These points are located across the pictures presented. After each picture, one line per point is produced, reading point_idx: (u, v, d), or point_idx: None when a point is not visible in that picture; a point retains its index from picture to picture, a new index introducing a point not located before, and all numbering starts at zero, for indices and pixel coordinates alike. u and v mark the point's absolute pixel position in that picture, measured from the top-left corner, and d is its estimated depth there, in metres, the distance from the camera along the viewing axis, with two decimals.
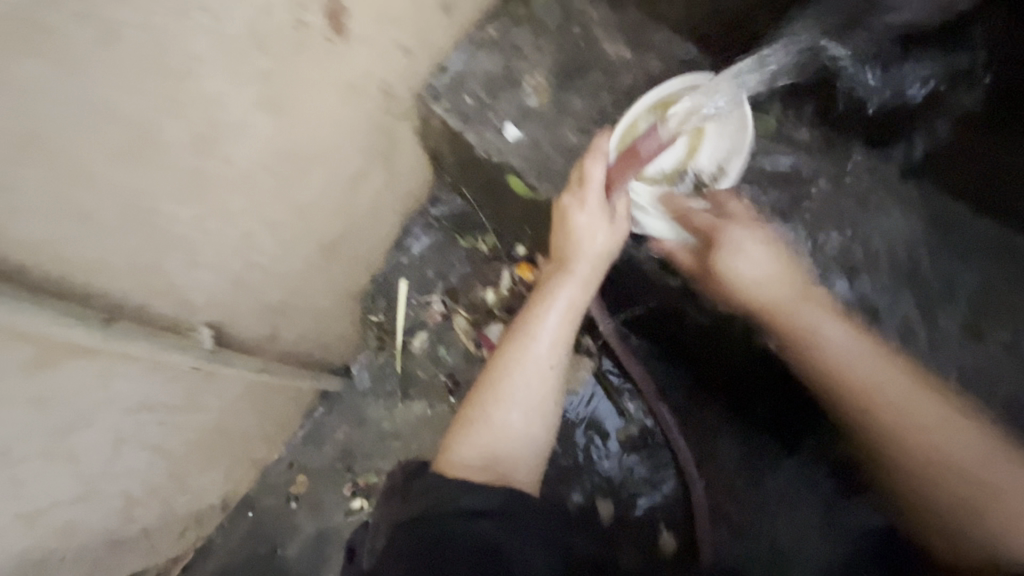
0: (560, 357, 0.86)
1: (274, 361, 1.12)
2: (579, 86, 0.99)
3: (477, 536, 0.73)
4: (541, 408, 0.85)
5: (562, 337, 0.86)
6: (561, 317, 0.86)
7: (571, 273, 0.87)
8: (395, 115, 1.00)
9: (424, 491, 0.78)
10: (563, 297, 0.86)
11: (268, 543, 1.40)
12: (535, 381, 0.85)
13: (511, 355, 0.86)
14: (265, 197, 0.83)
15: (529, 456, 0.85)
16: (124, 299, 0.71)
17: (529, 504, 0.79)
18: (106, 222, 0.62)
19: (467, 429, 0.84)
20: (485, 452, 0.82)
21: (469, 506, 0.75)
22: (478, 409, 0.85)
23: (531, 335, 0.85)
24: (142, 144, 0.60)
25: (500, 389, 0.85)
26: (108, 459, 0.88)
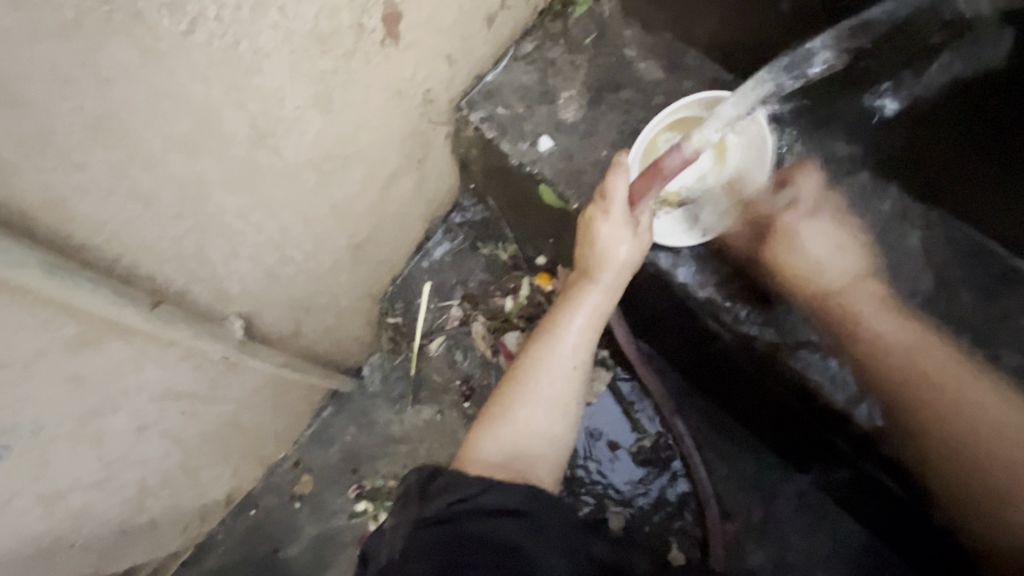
0: (584, 360, 0.87)
1: (293, 357, 1.12)
2: (612, 102, 1.02)
3: (501, 535, 0.74)
4: (565, 409, 0.86)
5: (586, 343, 0.87)
6: (586, 323, 0.87)
7: (595, 282, 0.86)
8: (431, 120, 1.02)
9: (447, 488, 0.78)
10: (588, 304, 0.87)
11: (268, 543, 1.38)
12: (560, 383, 0.86)
13: (536, 357, 0.87)
14: (306, 192, 0.85)
15: (549, 458, 0.85)
16: (167, 283, 0.72)
17: (549, 502, 0.79)
18: (162, 204, 0.64)
19: (488, 429, 0.85)
20: (509, 453, 0.83)
21: (493, 505, 0.76)
22: (503, 410, 0.85)
23: (557, 338, 0.86)
24: (204, 132, 0.63)
25: (525, 391, 0.85)
26: (129, 446, 0.87)
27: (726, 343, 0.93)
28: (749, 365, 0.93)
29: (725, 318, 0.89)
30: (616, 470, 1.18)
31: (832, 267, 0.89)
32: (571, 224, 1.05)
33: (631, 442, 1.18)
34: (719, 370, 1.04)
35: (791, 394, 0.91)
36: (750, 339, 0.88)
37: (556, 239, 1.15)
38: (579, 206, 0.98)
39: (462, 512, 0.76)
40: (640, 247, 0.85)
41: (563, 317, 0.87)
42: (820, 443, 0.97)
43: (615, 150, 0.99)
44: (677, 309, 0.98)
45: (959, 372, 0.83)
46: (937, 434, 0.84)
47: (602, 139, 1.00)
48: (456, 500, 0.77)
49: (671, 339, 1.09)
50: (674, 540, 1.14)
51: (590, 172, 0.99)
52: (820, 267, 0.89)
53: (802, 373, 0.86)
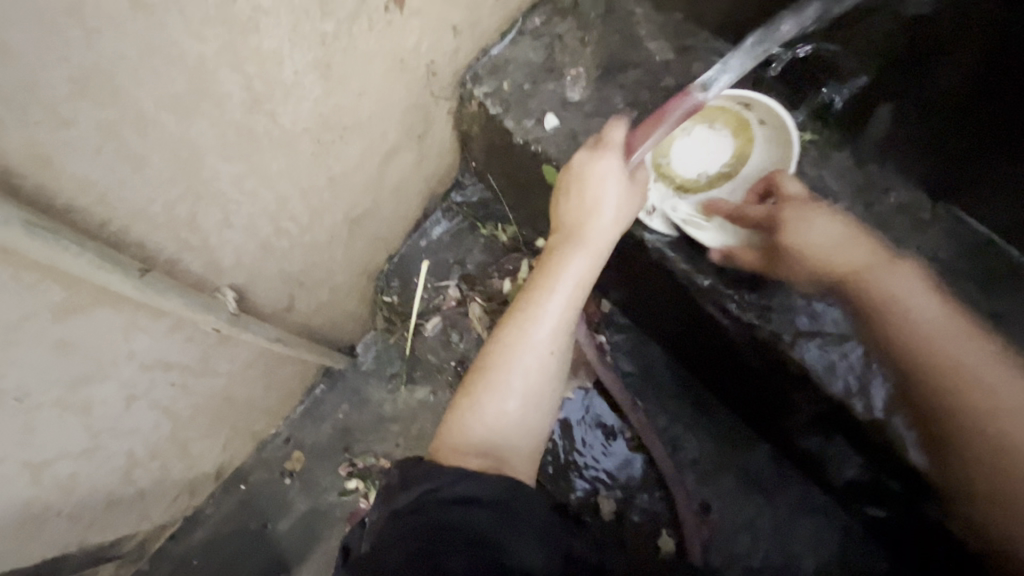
0: (559, 342, 0.85)
1: (286, 332, 1.11)
2: (620, 81, 0.99)
3: (472, 524, 0.72)
4: (541, 397, 0.85)
5: (563, 318, 0.84)
6: (564, 299, 0.84)
7: (577, 243, 0.83)
8: (434, 93, 1.00)
9: (421, 478, 0.77)
10: (567, 276, 0.84)
11: (259, 518, 1.38)
12: (534, 367, 0.84)
13: (509, 336, 0.84)
14: (303, 162, 0.83)
15: (527, 435, 0.84)
16: (157, 252, 0.70)
17: (516, 492, 0.77)
18: (155, 168, 0.62)
19: (465, 397, 0.84)
20: (480, 442, 0.81)
21: (466, 494, 0.74)
22: (474, 397, 0.83)
23: (532, 317, 0.84)
24: (199, 92, 0.60)
25: (497, 377, 0.84)
26: (118, 416, 0.86)
27: (726, 328, 0.91)
28: (748, 354, 0.93)
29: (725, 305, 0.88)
30: (608, 456, 1.18)
31: (840, 249, 0.80)
32: None
33: (626, 427, 1.18)
34: (718, 360, 1.03)
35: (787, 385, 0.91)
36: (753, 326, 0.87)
37: None
38: None
39: (435, 501, 0.74)
40: (623, 210, 0.83)
41: (539, 294, 0.85)
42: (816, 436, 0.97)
43: None
44: (676, 295, 0.97)
45: (956, 329, 0.74)
46: (938, 386, 0.74)
47: (609, 120, 0.97)
48: (429, 490, 0.75)
49: (672, 327, 1.08)
50: (664, 529, 1.14)
51: None
52: (826, 253, 0.80)
53: (803, 365, 0.85)
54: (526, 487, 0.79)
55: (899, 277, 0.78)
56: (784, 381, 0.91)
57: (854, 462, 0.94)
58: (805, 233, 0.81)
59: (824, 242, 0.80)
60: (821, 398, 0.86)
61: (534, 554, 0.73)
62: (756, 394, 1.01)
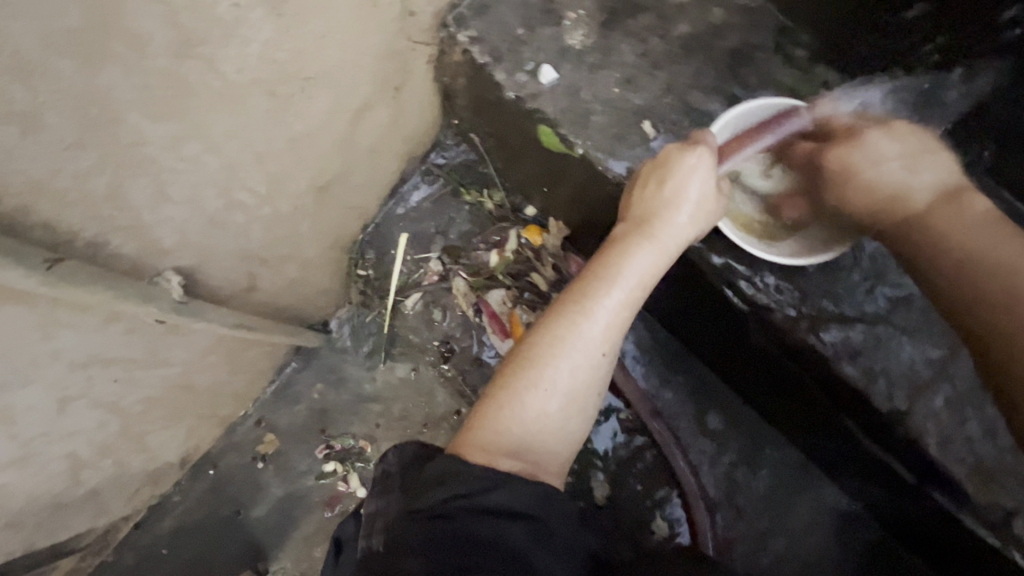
0: (613, 343, 0.75)
1: (249, 313, 0.98)
2: (627, 27, 0.86)
3: (506, 538, 0.65)
4: (584, 401, 0.76)
5: (620, 319, 0.74)
6: (624, 295, 0.74)
7: (650, 240, 0.73)
8: (411, 38, 0.85)
9: (443, 479, 0.68)
10: (633, 269, 0.73)
11: (230, 505, 1.28)
12: (583, 375, 0.74)
13: (561, 326, 0.74)
14: (254, 122, 0.69)
15: (559, 451, 0.76)
16: (75, 234, 0.57)
17: (554, 504, 0.71)
18: (59, 132, 0.49)
19: (499, 408, 0.74)
20: (514, 443, 0.73)
21: (501, 503, 0.67)
22: (511, 393, 0.73)
23: (587, 309, 0.73)
24: (107, 31, 0.47)
25: (539, 372, 0.73)
26: (50, 421, 0.74)
27: (738, 313, 0.84)
28: (758, 336, 0.86)
29: (743, 286, 0.80)
30: (601, 438, 1.12)
31: (890, 175, 0.72)
32: (572, 171, 0.91)
33: (620, 408, 1.12)
34: (729, 341, 0.94)
35: (800, 371, 0.85)
36: (767, 311, 0.80)
37: (550, 188, 1.03)
38: (586, 153, 0.84)
39: (466, 508, 0.66)
40: (707, 204, 0.72)
41: (598, 281, 0.74)
42: (824, 419, 0.91)
43: (628, 88, 0.84)
44: (692, 278, 0.88)
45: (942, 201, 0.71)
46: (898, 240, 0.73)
47: (615, 73, 0.85)
48: (459, 495, 0.67)
49: (682, 309, 0.99)
50: (658, 510, 1.11)
51: (599, 113, 0.84)
52: (876, 183, 0.72)
53: (817, 349, 0.79)
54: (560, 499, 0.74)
55: (955, 210, 0.71)
56: (797, 365, 0.84)
57: (865, 448, 0.89)
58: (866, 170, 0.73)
59: (881, 188, 0.72)
60: (836, 382, 0.81)
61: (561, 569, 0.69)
62: (767, 377, 0.95)
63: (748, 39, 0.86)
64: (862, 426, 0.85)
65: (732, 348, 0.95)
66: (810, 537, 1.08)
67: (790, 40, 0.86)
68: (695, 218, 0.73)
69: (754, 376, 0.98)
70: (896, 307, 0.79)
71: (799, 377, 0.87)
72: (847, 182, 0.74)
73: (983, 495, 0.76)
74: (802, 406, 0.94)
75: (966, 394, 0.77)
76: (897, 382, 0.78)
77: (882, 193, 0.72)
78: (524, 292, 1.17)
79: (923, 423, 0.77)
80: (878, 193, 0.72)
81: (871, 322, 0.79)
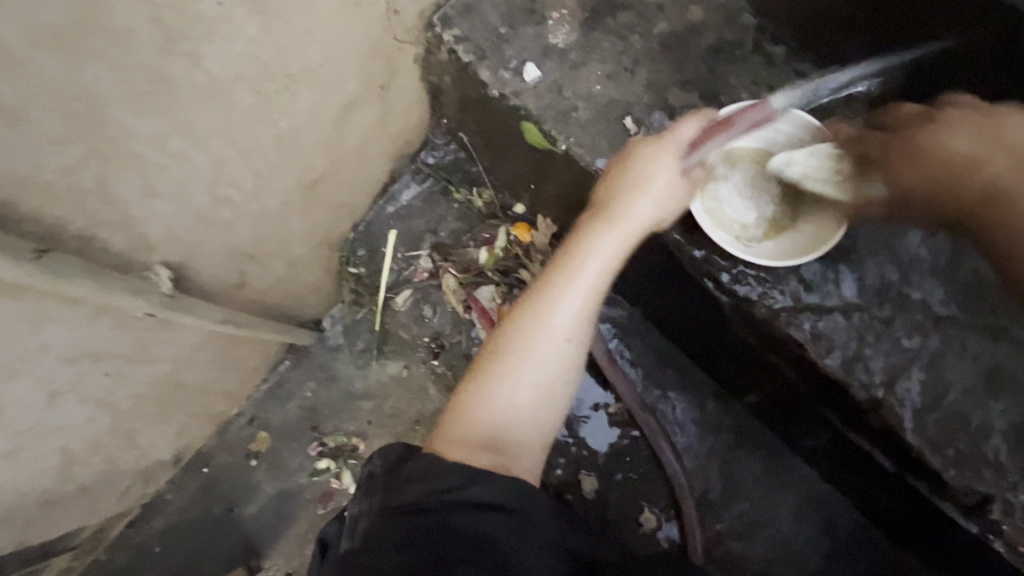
0: (582, 331, 0.76)
1: (239, 310, 0.99)
2: (608, 25, 0.88)
3: (484, 532, 0.66)
4: (556, 394, 0.77)
5: (587, 307, 0.76)
6: (593, 290, 0.76)
7: (617, 236, 0.74)
8: (396, 36, 0.87)
9: (421, 476, 0.70)
10: (602, 263, 0.75)
11: (223, 503, 1.29)
12: (554, 367, 0.75)
13: (528, 318, 0.76)
14: (239, 118, 0.70)
15: (535, 444, 0.77)
16: (62, 227, 0.58)
17: (534, 498, 0.72)
18: (45, 127, 0.50)
19: (473, 403, 0.75)
20: (489, 437, 0.74)
21: (479, 498, 0.68)
22: (483, 387, 0.75)
23: (556, 304, 0.75)
24: (90, 26, 0.49)
25: (512, 366, 0.75)
26: (40, 414, 0.75)
27: (720, 306, 0.86)
28: (739, 328, 0.87)
29: (723, 280, 0.81)
30: (589, 432, 1.13)
31: (964, 153, 0.67)
32: (556, 168, 0.92)
33: (608, 402, 1.13)
34: (712, 333, 0.96)
35: (782, 362, 0.86)
36: (746, 302, 0.81)
37: (536, 185, 1.04)
38: (569, 148, 0.85)
39: (444, 503, 0.67)
40: (672, 198, 0.74)
41: (563, 272, 0.76)
42: (807, 410, 0.93)
43: (610, 85, 0.86)
44: (674, 271, 0.89)
45: None
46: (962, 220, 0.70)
47: (596, 70, 0.86)
48: (438, 490, 0.68)
49: (667, 304, 1.00)
50: (646, 504, 1.12)
51: (581, 109, 0.86)
52: (943, 163, 0.68)
53: (797, 339, 0.80)
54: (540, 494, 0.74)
55: None
56: (779, 356, 0.86)
57: (846, 438, 0.90)
58: (940, 142, 0.69)
59: (949, 163, 0.68)
60: (816, 372, 0.82)
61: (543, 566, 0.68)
62: (751, 369, 0.96)
63: (726, 37, 0.88)
64: (843, 416, 0.86)
65: (717, 341, 0.97)
66: (797, 529, 1.09)
67: (767, 39, 0.88)
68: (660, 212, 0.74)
69: (740, 369, 0.99)
70: (874, 296, 0.80)
71: (780, 369, 0.88)
72: (904, 166, 0.71)
73: (961, 481, 0.77)
74: (785, 397, 0.95)
75: (943, 382, 0.78)
76: (875, 371, 0.79)
77: (935, 165, 0.68)
78: (512, 288, 1.18)
79: (902, 411, 0.78)
80: (944, 174, 0.68)
81: (849, 313, 0.80)
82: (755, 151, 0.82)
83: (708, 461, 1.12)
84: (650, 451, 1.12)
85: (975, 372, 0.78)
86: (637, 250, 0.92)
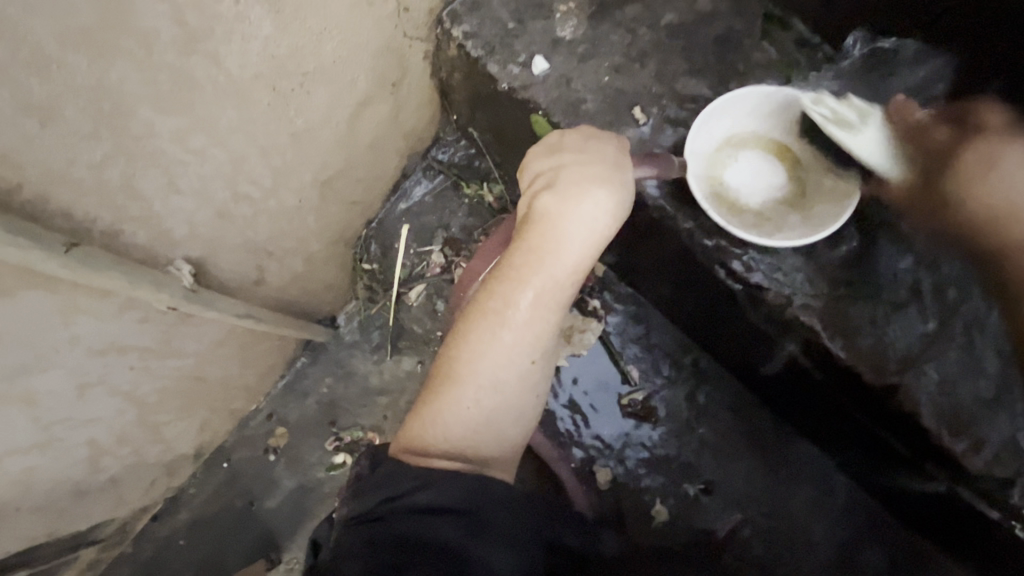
0: (545, 333, 0.77)
1: (258, 306, 1.02)
2: (615, 17, 0.88)
3: (437, 534, 0.66)
4: (519, 394, 0.78)
5: (544, 309, 0.75)
6: (547, 290, 0.74)
7: (567, 233, 0.73)
8: (407, 34, 0.89)
9: (381, 483, 0.71)
10: (555, 262, 0.74)
11: (244, 496, 1.32)
12: (513, 369, 0.76)
13: (484, 331, 0.75)
14: (258, 115, 0.72)
15: (503, 439, 0.78)
16: (90, 222, 0.60)
17: (494, 496, 0.72)
18: (74, 124, 0.53)
19: (435, 408, 0.76)
20: (451, 443, 0.75)
21: (430, 501, 0.68)
22: (442, 397, 0.75)
23: (511, 307, 0.75)
24: (116, 27, 0.51)
25: (470, 371, 0.75)
26: (71, 406, 0.78)
27: (732, 294, 0.86)
28: (752, 315, 0.87)
29: (735, 267, 0.82)
30: (601, 423, 1.14)
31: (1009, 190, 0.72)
32: None
33: (621, 394, 1.14)
34: (723, 322, 0.96)
35: (794, 348, 0.86)
36: (758, 289, 0.82)
37: None
38: None
39: (397, 509, 0.68)
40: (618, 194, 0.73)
41: (513, 284, 0.74)
42: (821, 398, 0.93)
43: (618, 77, 0.87)
44: (684, 259, 0.89)
45: None
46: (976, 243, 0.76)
47: (604, 62, 0.87)
48: (388, 498, 0.69)
49: (679, 293, 1.01)
50: (658, 497, 1.12)
51: (590, 101, 0.86)
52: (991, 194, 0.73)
53: (809, 325, 0.80)
54: (504, 489, 0.74)
55: None
56: (791, 343, 0.86)
57: (861, 425, 0.90)
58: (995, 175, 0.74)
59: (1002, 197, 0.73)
60: (829, 359, 0.82)
61: (503, 561, 0.67)
62: (764, 357, 0.96)
63: (735, 25, 0.88)
64: (857, 403, 0.86)
65: (730, 330, 0.97)
66: (811, 518, 1.09)
67: (775, 27, 0.88)
68: (610, 207, 0.73)
69: (754, 358, 0.99)
70: (888, 281, 0.80)
71: (793, 356, 0.88)
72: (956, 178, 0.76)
73: (979, 466, 0.77)
74: (796, 384, 0.95)
75: (960, 366, 0.77)
76: (890, 357, 0.79)
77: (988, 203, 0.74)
78: None
79: (918, 396, 0.78)
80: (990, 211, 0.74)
81: (861, 298, 0.80)
82: (767, 141, 0.85)
83: (721, 451, 1.12)
84: (664, 442, 1.12)
85: (993, 355, 0.77)
86: (649, 238, 0.92)
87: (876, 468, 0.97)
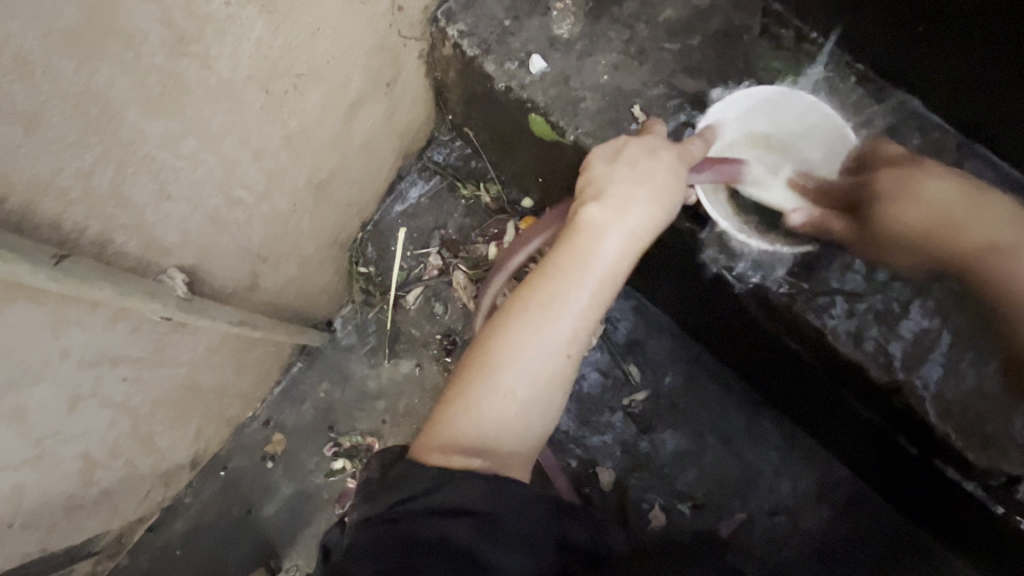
0: (578, 346, 0.74)
1: (253, 312, 1.00)
2: (612, 13, 0.87)
3: (451, 536, 0.65)
4: (547, 403, 0.75)
5: (584, 317, 0.73)
6: (588, 296, 0.72)
7: (617, 236, 0.71)
8: (401, 33, 0.87)
9: (395, 484, 0.70)
10: (600, 266, 0.72)
11: (242, 505, 1.30)
12: (544, 376, 0.73)
13: (521, 330, 0.72)
14: (250, 118, 0.70)
15: (526, 445, 0.75)
16: (78, 232, 0.58)
17: (510, 496, 0.69)
18: (60, 130, 0.50)
19: (465, 407, 0.72)
20: (475, 443, 0.72)
21: (444, 502, 0.67)
22: (473, 398, 0.72)
23: (552, 308, 0.72)
24: (101, 30, 0.49)
25: (503, 372, 0.72)
26: (61, 419, 0.75)
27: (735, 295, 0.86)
28: (758, 316, 0.86)
29: (736, 267, 0.82)
30: (603, 425, 1.13)
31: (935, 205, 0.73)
32: (564, 160, 0.92)
33: (622, 394, 1.13)
34: (724, 322, 0.96)
35: (799, 348, 0.86)
36: (763, 289, 0.81)
37: (545, 178, 1.03)
38: (578, 139, 0.85)
39: (411, 510, 0.67)
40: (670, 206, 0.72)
41: (553, 286, 0.72)
42: (824, 396, 0.92)
43: (617, 74, 0.85)
44: (687, 260, 0.89)
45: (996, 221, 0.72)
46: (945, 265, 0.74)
47: (603, 60, 0.86)
48: (403, 499, 0.69)
49: (681, 294, 1.00)
50: (661, 497, 1.11)
51: (588, 100, 0.85)
52: (922, 213, 0.74)
53: (812, 325, 0.80)
54: (520, 489, 0.71)
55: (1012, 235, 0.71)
56: (797, 343, 0.85)
57: (867, 423, 0.89)
58: (918, 194, 0.74)
59: (927, 213, 0.73)
60: (834, 357, 0.81)
61: (517, 563, 0.67)
62: (769, 356, 0.95)
63: (733, 21, 0.87)
64: (861, 400, 0.85)
65: (732, 330, 0.97)
66: (814, 514, 1.09)
67: (774, 22, 0.88)
68: (659, 218, 0.72)
69: (758, 357, 0.98)
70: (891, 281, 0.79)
71: (795, 354, 0.88)
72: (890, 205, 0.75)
73: (986, 461, 0.76)
74: (797, 381, 0.95)
75: (966, 361, 0.77)
76: (895, 353, 0.78)
77: (932, 222, 0.73)
78: None
79: (922, 395, 0.77)
80: (932, 226, 0.73)
81: (862, 295, 0.79)
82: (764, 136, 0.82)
83: (724, 450, 1.11)
84: (666, 443, 1.12)
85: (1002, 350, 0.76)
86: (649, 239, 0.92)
87: (879, 465, 0.97)
